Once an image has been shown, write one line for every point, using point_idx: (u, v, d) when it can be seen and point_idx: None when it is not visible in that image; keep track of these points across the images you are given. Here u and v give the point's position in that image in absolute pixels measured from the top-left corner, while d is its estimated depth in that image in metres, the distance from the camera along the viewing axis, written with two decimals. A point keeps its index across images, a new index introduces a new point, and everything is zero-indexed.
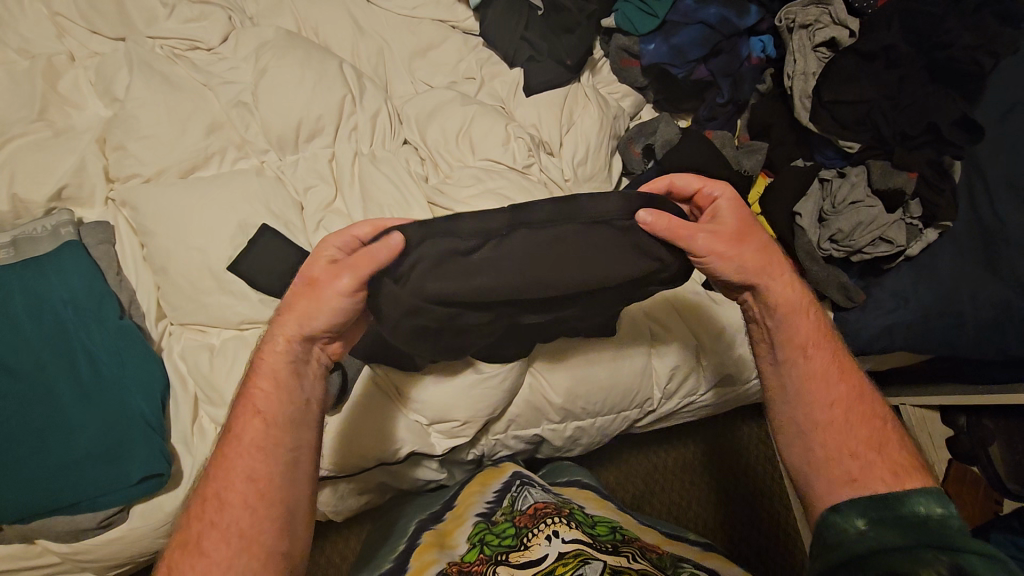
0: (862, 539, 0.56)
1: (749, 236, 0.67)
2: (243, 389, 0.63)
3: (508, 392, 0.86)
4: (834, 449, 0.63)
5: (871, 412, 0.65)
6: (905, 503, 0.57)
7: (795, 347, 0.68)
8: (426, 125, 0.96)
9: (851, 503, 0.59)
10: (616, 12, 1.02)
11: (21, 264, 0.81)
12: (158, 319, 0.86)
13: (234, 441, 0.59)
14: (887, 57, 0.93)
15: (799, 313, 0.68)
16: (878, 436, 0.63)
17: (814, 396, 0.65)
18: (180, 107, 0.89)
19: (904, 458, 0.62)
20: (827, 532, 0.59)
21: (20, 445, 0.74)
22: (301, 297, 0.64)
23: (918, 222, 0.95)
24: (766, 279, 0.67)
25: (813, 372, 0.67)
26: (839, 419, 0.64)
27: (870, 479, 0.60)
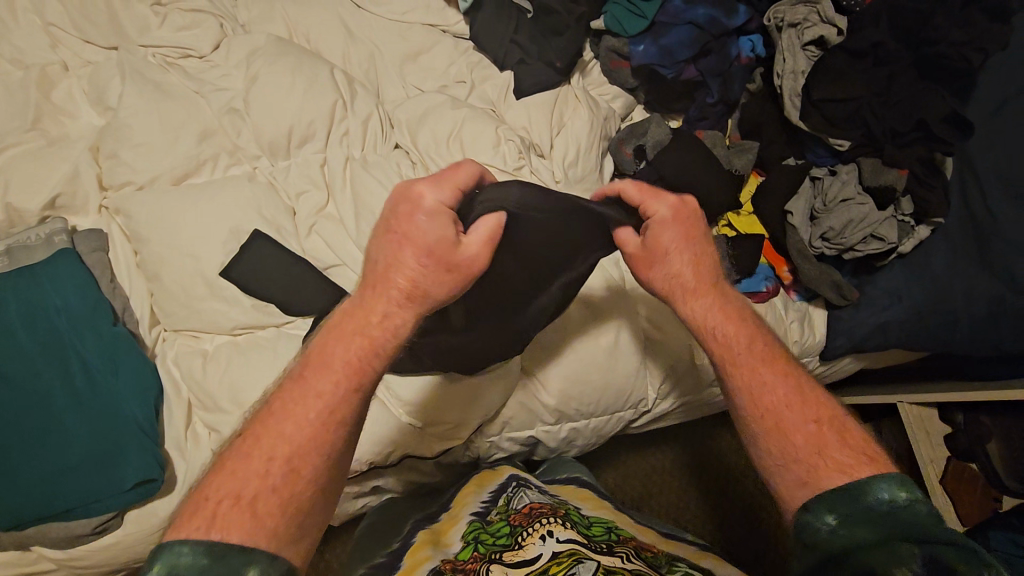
0: (835, 538, 0.52)
1: (679, 254, 0.70)
2: (327, 344, 0.57)
3: (499, 394, 0.86)
4: (776, 456, 0.60)
5: (806, 413, 0.61)
6: (868, 492, 0.53)
7: (726, 364, 0.66)
8: (417, 129, 0.96)
9: (818, 501, 0.55)
10: (605, 14, 1.01)
11: (15, 274, 0.81)
12: (153, 326, 0.87)
13: (313, 392, 0.53)
14: (876, 54, 0.93)
15: (722, 327, 0.68)
16: (816, 439, 0.59)
17: (747, 406, 0.64)
18: (172, 115, 0.90)
19: (848, 453, 0.57)
20: (802, 533, 0.55)
21: (15, 452, 0.74)
22: (403, 255, 0.58)
23: (910, 219, 0.96)
24: (676, 297, 0.71)
25: (744, 381, 0.64)
26: (774, 427, 0.61)
27: (818, 481, 0.56)
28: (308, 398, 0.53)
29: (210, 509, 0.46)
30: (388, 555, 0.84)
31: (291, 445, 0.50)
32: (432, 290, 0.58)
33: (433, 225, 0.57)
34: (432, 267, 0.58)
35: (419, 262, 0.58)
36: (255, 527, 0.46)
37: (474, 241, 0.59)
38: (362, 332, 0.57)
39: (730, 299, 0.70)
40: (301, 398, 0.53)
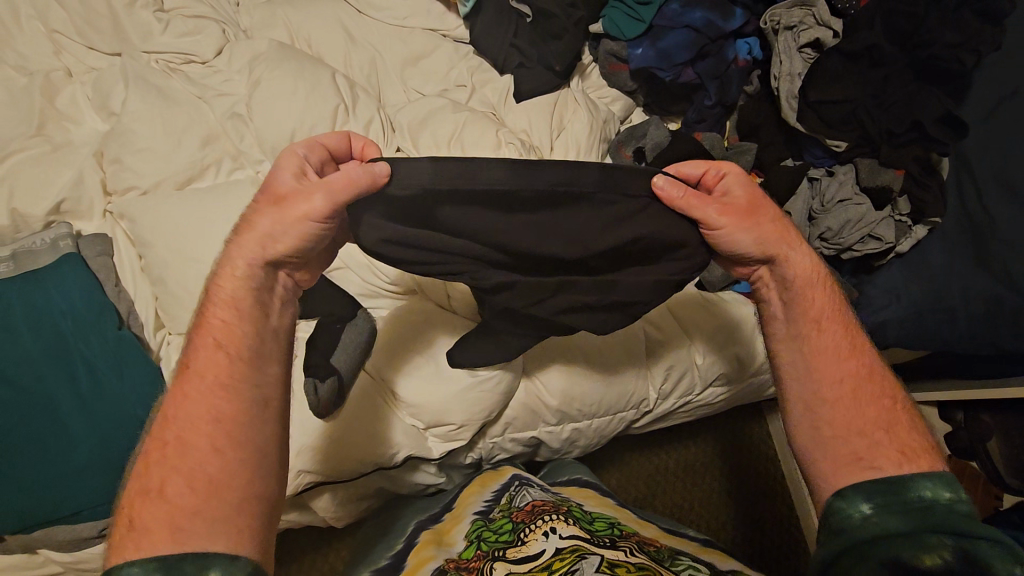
0: (867, 526, 0.53)
1: (760, 210, 0.66)
2: (196, 324, 0.58)
3: (504, 394, 0.87)
4: (843, 426, 0.60)
5: (882, 389, 0.63)
6: (912, 488, 0.55)
7: (809, 322, 0.66)
8: (419, 133, 0.97)
9: (854, 489, 0.56)
10: (604, 18, 1.03)
11: (21, 277, 0.81)
12: (158, 329, 0.87)
13: (193, 373, 0.54)
14: (872, 56, 0.94)
15: (814, 288, 0.67)
16: (888, 416, 0.61)
17: (823, 371, 0.64)
18: (175, 120, 0.91)
19: (912, 437, 0.60)
20: (833, 519, 0.56)
21: (20, 455, 0.74)
22: (257, 207, 0.60)
23: (907, 218, 0.98)
24: (787, 248, 0.66)
25: (824, 349, 0.65)
26: (847, 396, 0.62)
27: (875, 456, 0.58)
28: (189, 380, 0.54)
29: (128, 512, 0.48)
30: (392, 555, 0.84)
31: (182, 427, 0.51)
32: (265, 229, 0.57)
33: (283, 169, 0.59)
34: (272, 208, 0.57)
35: (266, 211, 0.58)
36: (172, 512, 0.47)
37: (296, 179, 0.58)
38: (221, 295, 0.57)
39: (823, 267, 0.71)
40: (184, 384, 0.54)
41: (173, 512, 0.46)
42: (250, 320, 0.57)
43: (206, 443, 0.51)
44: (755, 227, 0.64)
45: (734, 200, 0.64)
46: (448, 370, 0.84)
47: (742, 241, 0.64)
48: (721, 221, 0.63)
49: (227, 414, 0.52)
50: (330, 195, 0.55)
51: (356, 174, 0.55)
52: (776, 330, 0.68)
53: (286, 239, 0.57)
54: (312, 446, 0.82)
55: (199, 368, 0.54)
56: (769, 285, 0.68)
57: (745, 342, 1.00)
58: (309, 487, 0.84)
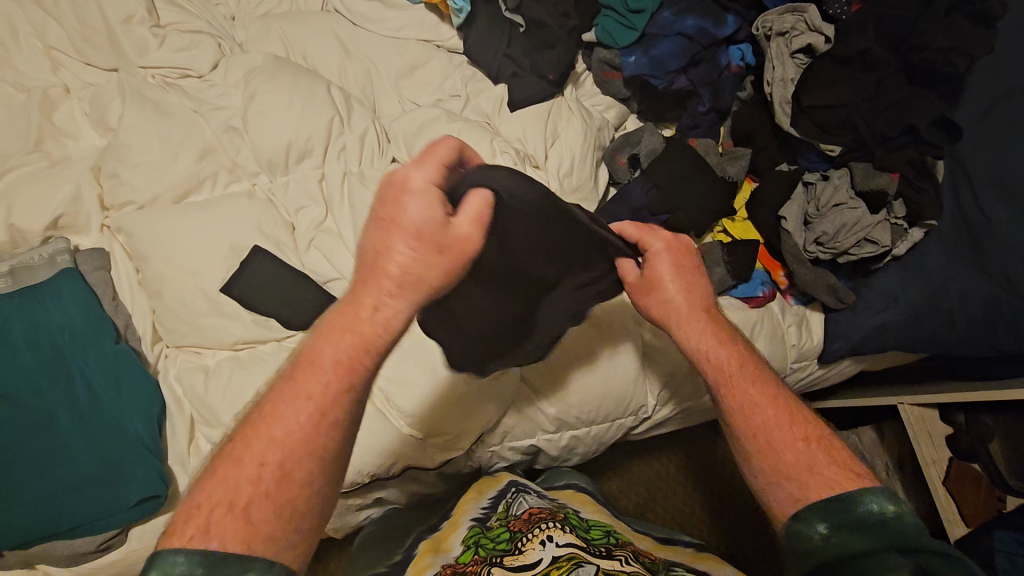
0: (828, 546, 0.53)
1: (674, 284, 0.73)
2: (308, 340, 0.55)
3: (502, 405, 0.88)
4: (772, 472, 0.61)
5: (795, 433, 0.62)
6: (862, 504, 0.55)
7: (722, 376, 0.68)
8: (414, 143, 0.98)
9: (812, 510, 0.56)
10: (597, 27, 1.03)
11: (19, 294, 0.82)
12: (155, 342, 0.87)
13: (294, 390, 0.52)
14: (864, 60, 0.94)
15: (725, 347, 0.70)
16: (807, 456, 0.60)
17: (745, 420, 0.64)
18: (172, 134, 0.91)
19: (839, 469, 0.59)
20: (793, 541, 0.57)
21: (20, 471, 0.74)
22: (398, 239, 0.54)
23: (903, 222, 0.96)
24: (675, 325, 0.72)
25: (743, 404, 0.65)
26: (766, 441, 0.62)
27: (811, 493, 0.58)
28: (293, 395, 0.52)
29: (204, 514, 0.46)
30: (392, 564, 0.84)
31: (279, 448, 0.49)
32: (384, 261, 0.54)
33: (423, 191, 0.53)
34: (414, 251, 0.54)
35: (402, 244, 0.54)
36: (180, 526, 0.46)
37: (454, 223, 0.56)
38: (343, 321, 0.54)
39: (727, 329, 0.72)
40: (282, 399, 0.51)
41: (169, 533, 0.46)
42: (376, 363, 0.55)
43: (301, 469, 0.50)
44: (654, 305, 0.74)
45: (653, 275, 0.74)
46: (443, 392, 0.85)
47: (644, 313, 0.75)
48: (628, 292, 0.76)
49: (331, 444, 0.51)
50: (478, 227, 0.56)
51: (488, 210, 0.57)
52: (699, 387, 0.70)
53: (398, 278, 0.54)
54: None
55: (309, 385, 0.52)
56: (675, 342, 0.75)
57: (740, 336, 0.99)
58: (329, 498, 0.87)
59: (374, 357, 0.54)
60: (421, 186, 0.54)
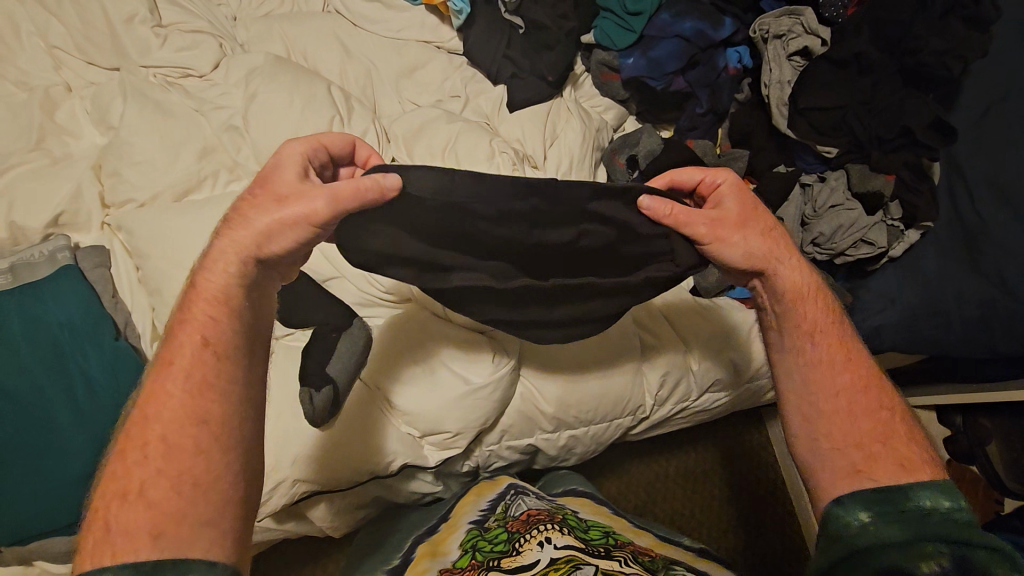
0: (864, 534, 0.54)
1: (756, 215, 0.66)
2: (177, 318, 0.57)
3: (499, 403, 0.88)
4: (842, 439, 0.61)
5: (878, 401, 0.63)
6: (910, 497, 0.55)
7: (803, 333, 0.65)
8: (413, 143, 0.98)
9: (853, 497, 0.57)
10: (596, 29, 1.04)
11: (19, 290, 0.82)
12: (154, 340, 0.88)
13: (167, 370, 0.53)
14: (860, 63, 0.95)
15: (807, 298, 0.67)
16: (884, 428, 0.61)
17: (819, 385, 0.63)
18: (173, 133, 0.92)
19: (911, 450, 0.60)
20: (831, 525, 0.57)
21: (17, 467, 0.74)
22: (261, 205, 0.57)
23: (899, 223, 0.98)
24: (775, 263, 0.65)
25: (825, 362, 0.64)
26: (844, 409, 0.62)
27: (874, 470, 0.58)
28: (167, 376, 0.53)
29: (101, 515, 0.47)
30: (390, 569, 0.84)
31: (164, 426, 0.50)
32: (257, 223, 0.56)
33: (288, 161, 0.59)
34: (275, 213, 0.56)
35: (260, 208, 0.57)
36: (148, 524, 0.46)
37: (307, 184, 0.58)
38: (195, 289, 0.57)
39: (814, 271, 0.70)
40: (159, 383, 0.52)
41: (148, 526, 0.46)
42: (228, 313, 0.56)
43: (188, 441, 0.50)
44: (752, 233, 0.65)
45: (726, 210, 0.65)
46: (441, 380, 0.85)
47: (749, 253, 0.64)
48: (710, 235, 0.64)
49: (213, 412, 0.52)
50: (333, 201, 0.55)
51: (369, 194, 0.56)
52: (773, 342, 0.68)
53: (254, 237, 0.56)
54: (308, 454, 0.82)
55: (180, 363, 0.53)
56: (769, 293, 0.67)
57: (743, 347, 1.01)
58: (304, 494, 0.85)
59: (229, 309, 0.56)
60: (296, 158, 0.59)
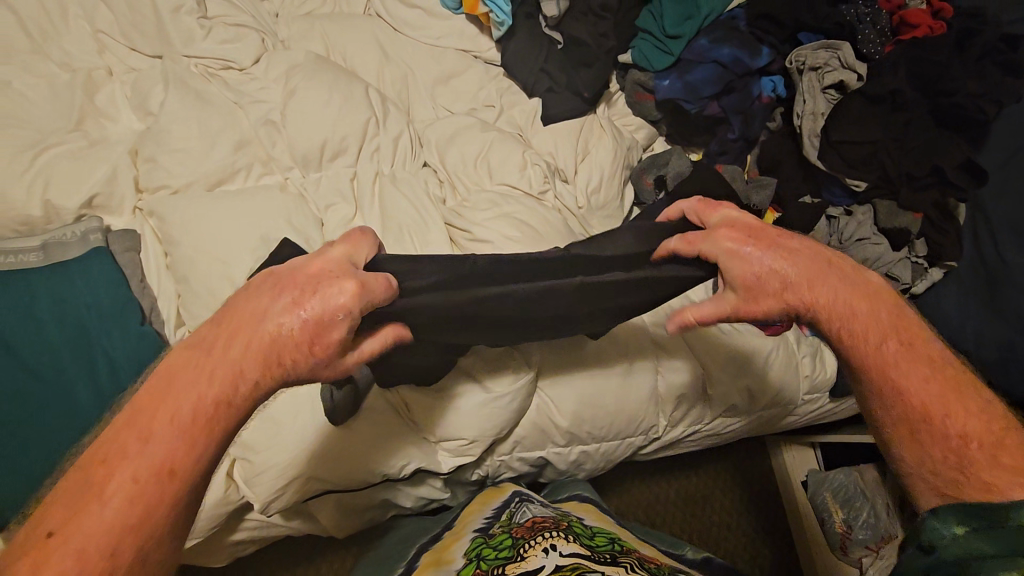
0: (955, 547, 0.50)
1: (763, 244, 0.62)
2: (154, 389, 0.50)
3: (516, 413, 0.88)
4: (935, 444, 0.55)
5: (974, 406, 0.55)
6: (1009, 515, 0.48)
7: (868, 345, 0.59)
8: (446, 148, 1.00)
9: (947, 511, 0.52)
10: (633, 49, 1.05)
11: (51, 268, 0.82)
12: (178, 327, 0.85)
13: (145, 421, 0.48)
14: (894, 101, 0.96)
15: (860, 311, 0.60)
16: (982, 433, 0.54)
17: (893, 395, 0.58)
18: (211, 124, 0.92)
19: (1018, 456, 0.52)
20: (923, 536, 0.53)
21: (36, 446, 0.74)
22: (250, 329, 0.52)
23: (923, 261, 0.99)
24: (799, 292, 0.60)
25: (900, 371, 0.57)
26: (928, 416, 0.56)
27: (972, 484, 0.52)
28: (126, 455, 0.47)
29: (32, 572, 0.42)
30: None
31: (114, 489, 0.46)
32: (261, 329, 0.52)
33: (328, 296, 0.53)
34: (293, 324, 0.52)
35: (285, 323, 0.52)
36: None
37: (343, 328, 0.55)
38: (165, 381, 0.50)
39: (862, 282, 0.62)
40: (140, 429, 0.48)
41: None
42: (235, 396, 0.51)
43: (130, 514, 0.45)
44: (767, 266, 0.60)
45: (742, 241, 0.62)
46: (464, 385, 0.85)
47: (776, 273, 0.60)
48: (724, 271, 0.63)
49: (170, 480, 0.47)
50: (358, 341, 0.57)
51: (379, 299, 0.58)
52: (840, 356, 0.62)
53: (258, 354, 0.52)
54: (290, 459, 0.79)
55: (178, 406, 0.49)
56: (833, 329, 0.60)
57: (754, 375, 1.00)
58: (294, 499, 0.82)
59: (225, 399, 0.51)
60: (336, 271, 0.55)
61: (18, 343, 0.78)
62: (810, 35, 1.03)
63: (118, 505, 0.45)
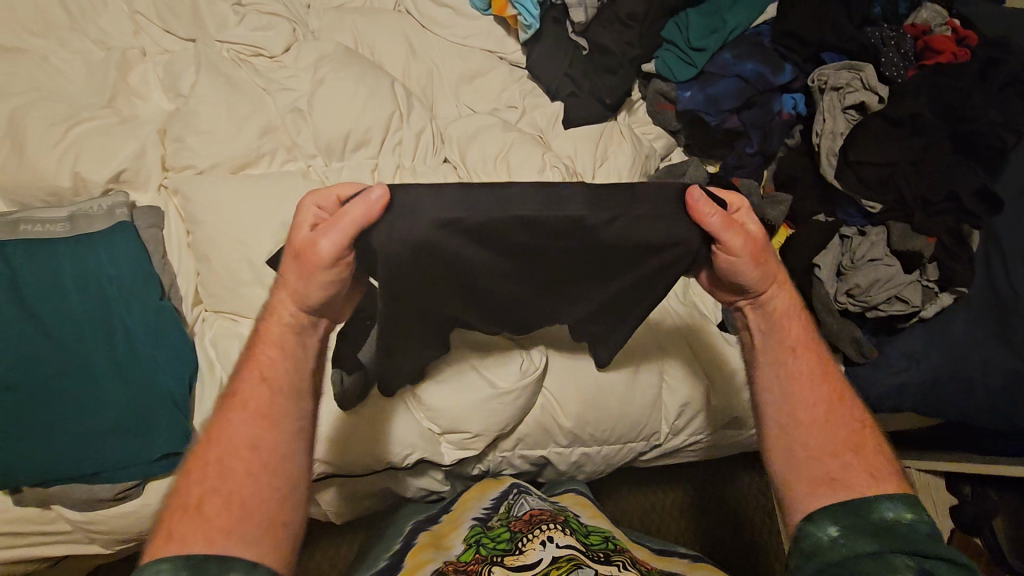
0: (836, 546, 0.56)
1: (744, 245, 0.64)
2: (244, 358, 0.60)
3: (520, 411, 0.89)
4: (818, 451, 0.62)
5: (850, 415, 0.64)
6: (874, 509, 0.57)
7: (784, 349, 0.68)
8: (467, 146, 1.01)
9: (825, 511, 0.59)
10: (658, 59, 1.07)
11: (75, 239, 0.84)
12: (194, 305, 0.89)
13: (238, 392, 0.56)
14: (914, 125, 0.97)
15: (787, 316, 0.69)
16: (855, 439, 0.62)
17: (795, 397, 0.65)
18: (240, 108, 0.94)
19: (876, 459, 0.61)
20: (804, 542, 0.58)
21: (53, 412, 0.76)
22: (292, 267, 0.61)
23: (935, 286, 0.98)
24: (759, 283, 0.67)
25: (798, 378, 0.66)
26: (820, 419, 0.64)
27: (848, 479, 0.60)
28: (233, 425, 0.54)
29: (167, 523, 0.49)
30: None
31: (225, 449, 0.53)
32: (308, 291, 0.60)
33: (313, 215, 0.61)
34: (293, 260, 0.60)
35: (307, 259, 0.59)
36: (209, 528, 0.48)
37: (334, 231, 0.58)
38: (237, 398, 0.56)
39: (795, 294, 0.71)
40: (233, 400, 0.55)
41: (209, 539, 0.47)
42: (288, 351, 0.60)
43: (241, 468, 0.52)
44: (745, 265, 0.65)
45: (730, 246, 0.64)
46: (473, 378, 0.86)
47: (748, 270, 0.66)
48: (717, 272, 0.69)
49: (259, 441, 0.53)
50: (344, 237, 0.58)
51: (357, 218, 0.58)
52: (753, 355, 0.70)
53: (292, 295, 0.61)
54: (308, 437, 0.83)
55: (249, 373, 0.57)
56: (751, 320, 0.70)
57: None
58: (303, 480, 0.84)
59: (279, 365, 0.58)
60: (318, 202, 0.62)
61: (39, 310, 0.79)
62: (833, 55, 1.03)
63: (234, 464, 0.52)
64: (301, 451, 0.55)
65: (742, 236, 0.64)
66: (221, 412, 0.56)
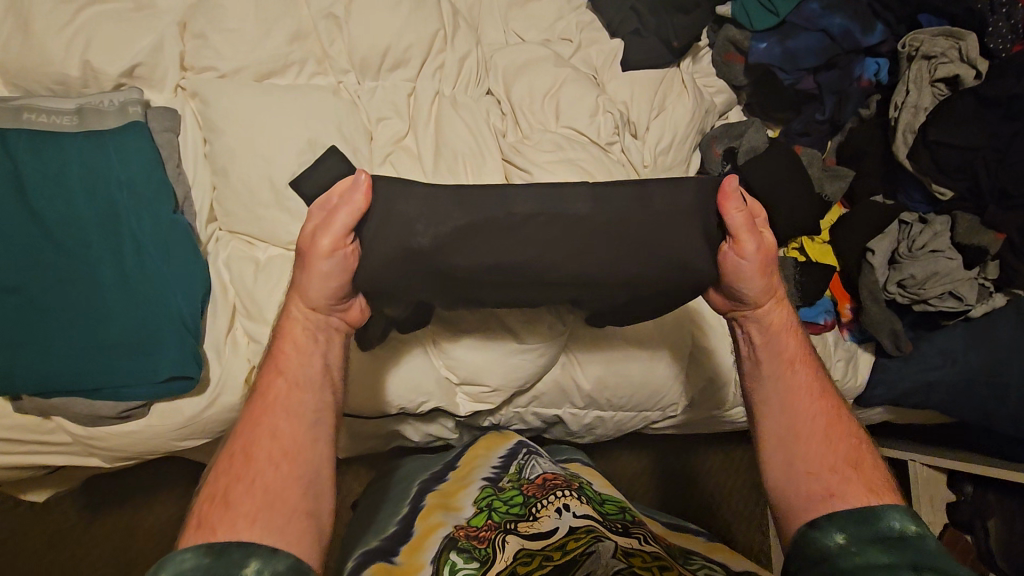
0: (847, 556, 0.53)
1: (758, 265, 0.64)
2: (268, 355, 0.63)
3: (543, 369, 0.85)
4: (815, 464, 0.60)
5: (848, 429, 0.63)
6: (881, 517, 0.55)
7: (783, 361, 0.66)
8: (514, 79, 0.92)
9: (830, 519, 0.56)
10: (735, 2, 0.96)
11: (83, 135, 0.77)
12: (209, 222, 0.83)
13: (277, 391, 0.59)
14: (1010, 107, 0.86)
15: (787, 331, 0.67)
16: (854, 453, 0.61)
17: (793, 409, 0.64)
18: (269, 7, 0.84)
19: (873, 473, 0.60)
20: (807, 548, 0.56)
21: (56, 322, 0.72)
22: (296, 268, 0.63)
23: (991, 284, 0.93)
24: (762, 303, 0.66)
25: (796, 390, 0.64)
26: (819, 432, 0.62)
27: (845, 492, 0.58)
28: (271, 417, 0.57)
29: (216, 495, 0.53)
30: (365, 552, 0.73)
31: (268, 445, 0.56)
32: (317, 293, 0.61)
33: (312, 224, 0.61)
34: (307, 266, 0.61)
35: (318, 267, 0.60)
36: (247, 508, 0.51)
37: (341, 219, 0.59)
38: (264, 397, 0.59)
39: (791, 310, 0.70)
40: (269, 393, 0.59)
41: (251, 511, 0.51)
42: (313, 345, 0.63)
43: (267, 457, 0.55)
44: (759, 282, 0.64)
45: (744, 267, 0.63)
46: (497, 334, 0.81)
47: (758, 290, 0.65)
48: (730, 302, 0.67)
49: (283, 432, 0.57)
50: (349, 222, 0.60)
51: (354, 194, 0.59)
52: (752, 371, 0.67)
53: (299, 296, 0.62)
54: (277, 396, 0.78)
55: (285, 372, 0.60)
56: (744, 333, 0.68)
57: None
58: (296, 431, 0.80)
59: (311, 355, 0.62)
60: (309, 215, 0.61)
61: (43, 212, 0.73)
62: (930, 18, 0.94)
63: (272, 449, 0.56)
64: (322, 444, 0.59)
65: (759, 239, 0.63)
66: (255, 404, 0.59)
